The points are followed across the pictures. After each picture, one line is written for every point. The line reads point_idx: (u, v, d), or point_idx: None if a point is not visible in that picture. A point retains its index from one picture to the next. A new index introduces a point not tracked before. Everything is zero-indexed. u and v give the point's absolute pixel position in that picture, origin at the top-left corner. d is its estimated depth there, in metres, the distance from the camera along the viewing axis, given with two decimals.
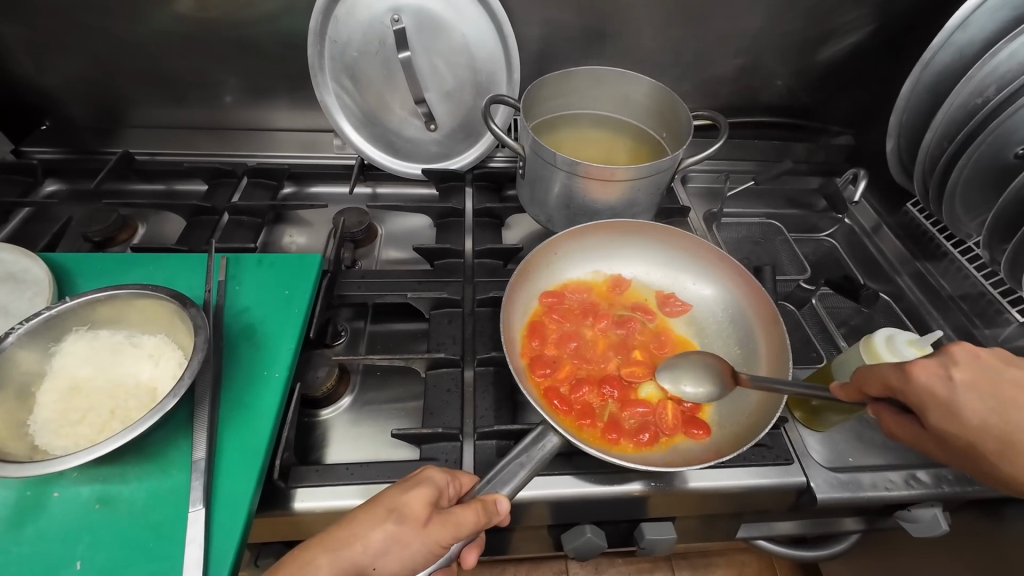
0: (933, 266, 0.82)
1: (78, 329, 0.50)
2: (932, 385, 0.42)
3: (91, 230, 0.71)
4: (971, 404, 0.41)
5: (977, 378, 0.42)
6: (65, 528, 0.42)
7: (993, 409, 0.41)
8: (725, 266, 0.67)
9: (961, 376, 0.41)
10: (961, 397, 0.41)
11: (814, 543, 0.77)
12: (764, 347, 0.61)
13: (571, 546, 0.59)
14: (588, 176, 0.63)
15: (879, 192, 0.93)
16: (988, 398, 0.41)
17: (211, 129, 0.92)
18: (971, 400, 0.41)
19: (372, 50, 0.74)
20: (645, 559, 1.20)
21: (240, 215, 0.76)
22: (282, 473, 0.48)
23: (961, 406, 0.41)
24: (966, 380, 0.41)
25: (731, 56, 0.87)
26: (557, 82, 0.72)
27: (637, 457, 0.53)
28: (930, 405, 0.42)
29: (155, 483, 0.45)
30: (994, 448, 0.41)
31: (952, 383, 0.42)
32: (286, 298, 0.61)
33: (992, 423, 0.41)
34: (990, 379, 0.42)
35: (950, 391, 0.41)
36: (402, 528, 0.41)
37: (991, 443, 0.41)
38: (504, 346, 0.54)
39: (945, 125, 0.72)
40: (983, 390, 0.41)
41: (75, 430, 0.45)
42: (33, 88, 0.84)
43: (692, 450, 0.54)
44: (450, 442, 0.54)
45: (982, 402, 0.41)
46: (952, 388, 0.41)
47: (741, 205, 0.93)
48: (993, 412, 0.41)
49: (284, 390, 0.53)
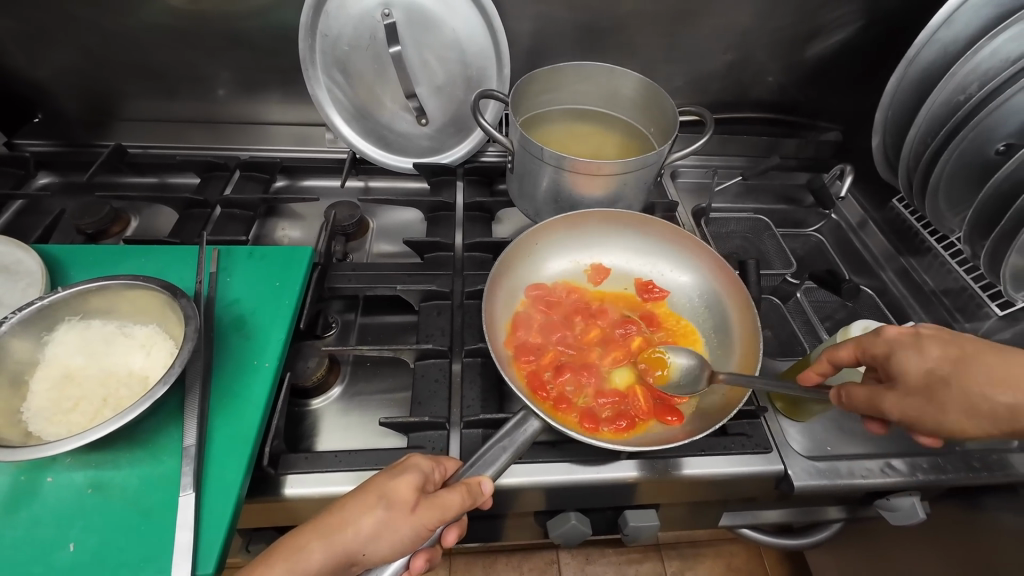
0: (917, 261, 0.84)
1: (69, 320, 0.51)
2: (901, 355, 0.45)
3: (83, 223, 0.71)
4: (941, 370, 0.43)
5: (927, 335, 0.44)
6: (58, 512, 0.43)
7: (932, 353, 0.43)
8: (704, 255, 0.68)
9: (900, 330, 0.46)
10: (896, 344, 0.45)
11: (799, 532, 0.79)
12: (738, 332, 0.63)
13: (557, 533, 0.60)
14: (574, 170, 0.65)
15: (865, 188, 0.94)
16: (930, 345, 0.44)
17: (204, 122, 0.92)
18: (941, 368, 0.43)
19: (364, 45, 0.75)
20: (635, 550, 1.23)
21: (232, 208, 0.77)
22: (271, 461, 0.49)
23: (895, 352, 0.45)
24: (907, 334, 0.46)
25: (721, 52, 0.88)
26: (547, 76, 0.73)
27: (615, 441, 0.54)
28: (899, 375, 0.44)
29: (146, 469, 0.45)
30: (916, 382, 0.43)
31: (921, 353, 0.44)
32: (277, 289, 0.62)
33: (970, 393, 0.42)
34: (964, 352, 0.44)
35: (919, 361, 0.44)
36: (391, 514, 0.42)
37: (918, 379, 0.43)
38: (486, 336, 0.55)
39: (930, 122, 0.73)
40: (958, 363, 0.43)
41: (67, 417, 0.46)
42: (25, 80, 0.84)
43: (666, 434, 0.55)
44: (438, 431, 0.55)
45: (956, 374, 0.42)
46: (890, 340, 0.46)
47: (730, 200, 0.94)
48: (929, 352, 0.43)
49: (274, 378, 0.53)
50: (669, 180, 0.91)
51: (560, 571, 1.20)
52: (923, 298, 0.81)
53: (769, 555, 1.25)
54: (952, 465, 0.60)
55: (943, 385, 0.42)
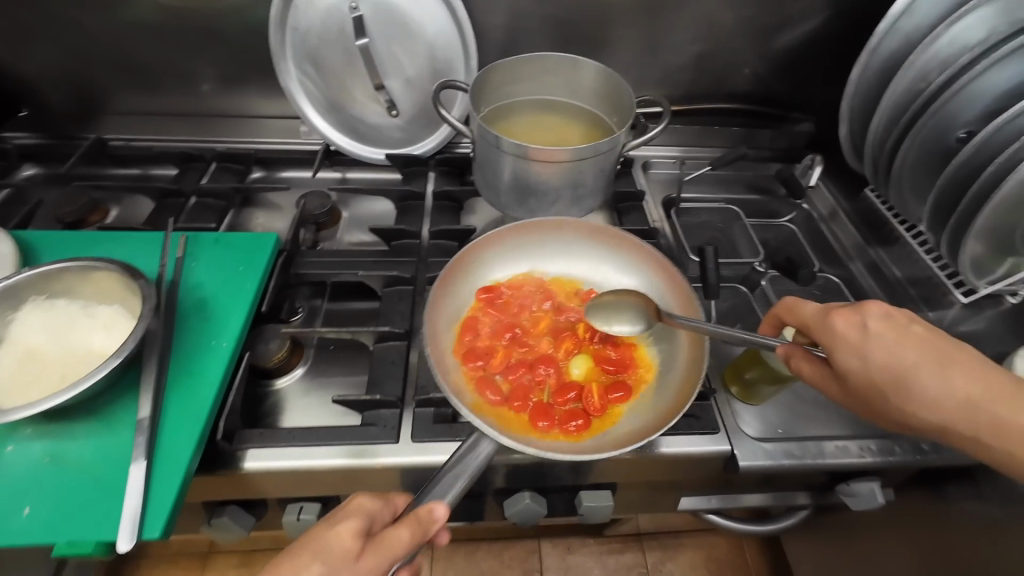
0: (886, 251, 0.84)
1: (34, 299, 0.54)
2: (849, 332, 0.49)
3: (63, 212, 0.74)
4: (879, 347, 0.47)
5: (890, 328, 0.48)
6: (15, 479, 0.45)
7: (898, 353, 0.47)
8: (642, 254, 0.70)
9: (873, 325, 0.48)
10: (869, 342, 0.48)
11: (770, 518, 0.79)
12: (683, 324, 0.64)
13: (511, 512, 0.61)
14: (532, 158, 0.66)
15: (836, 177, 0.94)
16: (895, 345, 0.47)
17: (184, 115, 0.94)
18: (878, 344, 0.47)
19: (333, 38, 0.77)
20: (615, 540, 1.24)
21: (206, 198, 0.79)
22: (225, 435, 0.52)
23: (867, 350, 0.48)
24: (876, 330, 0.48)
25: (690, 43, 0.89)
26: (510, 67, 0.75)
27: (562, 445, 0.54)
28: (842, 349, 0.49)
29: (101, 439, 0.48)
30: (890, 383, 0.47)
31: (865, 331, 0.48)
32: (240, 274, 0.64)
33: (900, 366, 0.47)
34: (901, 330, 0.48)
35: (862, 338, 0.48)
36: (331, 565, 0.40)
37: (889, 379, 0.47)
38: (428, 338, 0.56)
39: (892, 108, 0.73)
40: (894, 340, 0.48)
41: (27, 390, 0.48)
42: (11, 75, 0.87)
43: (618, 432, 0.56)
44: (391, 410, 0.57)
45: (891, 349, 0.47)
46: (864, 335, 0.48)
47: (702, 190, 0.94)
48: (895, 353, 0.47)
49: (230, 359, 0.56)
50: (639, 171, 0.92)
51: (540, 561, 1.21)
52: (891, 289, 0.81)
53: (750, 547, 1.26)
54: (901, 448, 0.61)
55: (913, 385, 0.47)
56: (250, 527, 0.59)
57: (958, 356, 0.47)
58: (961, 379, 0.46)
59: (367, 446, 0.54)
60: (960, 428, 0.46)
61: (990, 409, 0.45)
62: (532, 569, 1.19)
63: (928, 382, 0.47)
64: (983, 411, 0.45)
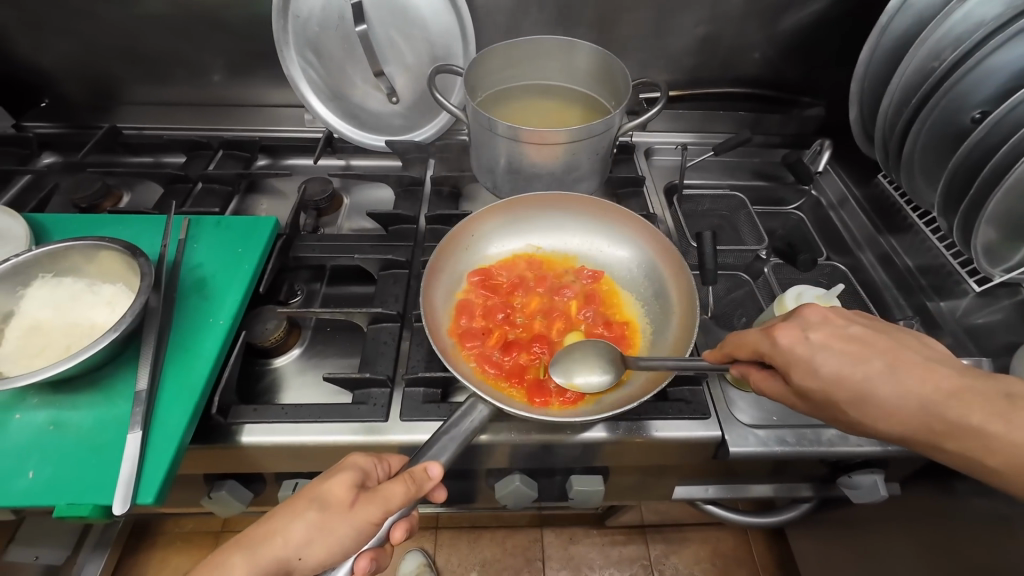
0: (898, 239, 0.81)
1: (41, 277, 0.57)
2: (795, 347, 0.45)
3: (77, 197, 0.77)
4: (826, 362, 0.44)
5: (834, 337, 0.45)
6: (22, 443, 0.49)
7: (848, 363, 0.44)
8: (632, 225, 0.71)
9: (816, 337, 0.45)
10: (817, 356, 0.44)
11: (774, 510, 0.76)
12: (675, 293, 0.65)
13: (502, 493, 0.62)
14: (525, 141, 0.66)
15: (847, 164, 0.92)
16: (845, 356, 0.44)
17: (194, 105, 0.96)
18: (826, 358, 0.44)
19: (332, 26, 0.78)
20: (619, 532, 1.23)
21: (212, 183, 0.81)
22: (220, 409, 0.54)
23: (817, 364, 0.44)
24: (821, 340, 0.45)
25: (693, 26, 0.87)
26: (506, 51, 0.75)
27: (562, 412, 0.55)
28: (793, 366, 0.45)
29: (102, 411, 0.51)
30: (844, 396, 0.44)
31: (809, 344, 0.45)
32: (238, 255, 0.66)
33: (850, 378, 0.44)
34: (845, 337, 0.45)
35: (809, 352, 0.45)
36: (325, 515, 0.42)
37: (844, 393, 0.44)
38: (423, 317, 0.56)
39: (903, 91, 0.70)
40: (841, 349, 0.44)
41: (33, 362, 0.51)
42: (30, 67, 0.90)
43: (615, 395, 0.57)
44: (381, 389, 0.57)
45: (838, 360, 0.44)
46: (810, 348, 0.45)
47: (706, 177, 0.93)
48: (845, 365, 0.44)
49: (226, 335, 0.58)
50: (641, 158, 0.91)
51: (543, 550, 1.21)
52: (901, 281, 0.77)
53: (757, 542, 1.24)
54: None
55: (869, 397, 0.44)
56: (248, 502, 0.61)
57: (909, 355, 0.44)
58: (918, 382, 0.43)
59: (371, 424, 0.55)
60: (925, 435, 0.43)
61: (955, 412, 0.41)
62: (534, 558, 1.20)
63: (883, 392, 0.43)
64: (946, 415, 0.42)
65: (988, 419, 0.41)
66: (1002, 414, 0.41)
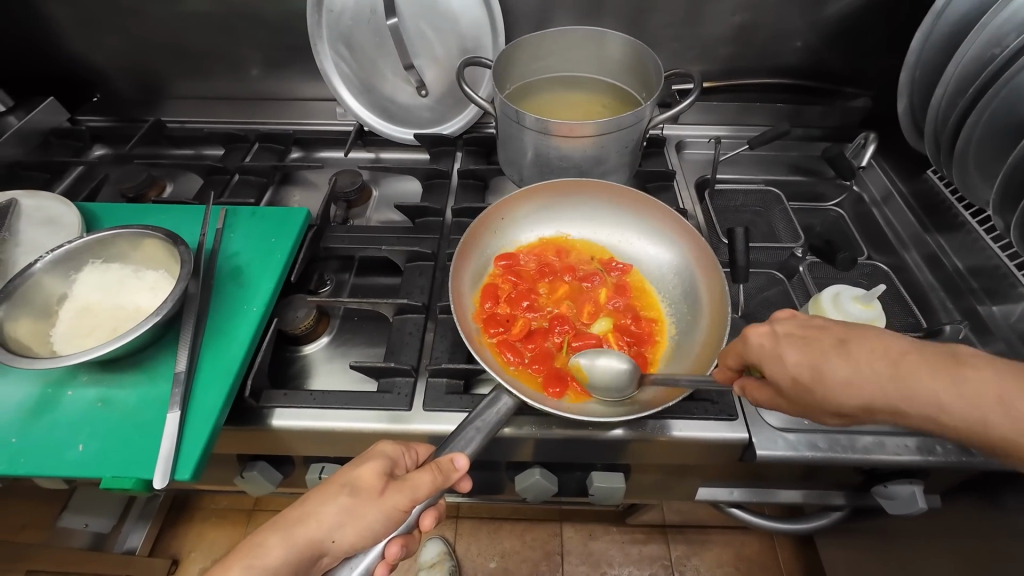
0: (947, 239, 0.75)
1: (92, 263, 0.60)
2: (761, 341, 0.44)
3: (125, 187, 0.81)
4: (793, 352, 0.42)
5: (798, 327, 0.43)
6: (73, 418, 0.52)
7: (816, 356, 0.41)
8: (663, 219, 0.70)
9: (782, 329, 0.44)
10: (784, 350, 0.42)
11: (803, 517, 0.74)
12: (704, 288, 0.64)
13: (521, 486, 0.62)
14: (553, 133, 0.65)
15: (893, 158, 0.87)
16: (813, 348, 0.42)
17: (232, 99, 0.99)
18: (792, 348, 0.42)
19: (365, 21, 0.79)
20: (640, 530, 1.22)
21: (248, 175, 0.84)
22: (253, 393, 0.56)
23: (785, 359, 0.42)
24: (787, 334, 0.43)
25: (730, 13, 0.84)
26: (536, 43, 0.74)
27: (587, 403, 0.55)
28: (765, 360, 0.44)
29: (145, 390, 0.54)
30: (819, 392, 0.41)
31: (775, 336, 0.43)
32: (272, 244, 0.68)
33: (819, 367, 0.41)
34: (813, 330, 0.43)
35: (775, 344, 0.43)
36: (356, 500, 0.44)
37: (816, 388, 0.42)
38: (451, 300, 0.56)
39: (959, 79, 0.65)
40: (808, 339, 0.42)
41: (83, 342, 0.54)
42: (84, 64, 0.95)
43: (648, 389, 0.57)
44: (405, 378, 0.58)
45: (804, 349, 0.42)
46: (775, 341, 0.43)
47: (739, 171, 0.89)
48: (814, 359, 0.41)
49: (260, 321, 0.60)
50: (671, 151, 0.89)
51: (562, 544, 1.21)
52: (949, 284, 0.73)
53: (783, 549, 1.20)
54: (943, 449, 0.56)
55: (842, 390, 0.41)
56: (278, 483, 0.63)
57: (877, 337, 0.41)
58: (887, 367, 0.39)
59: (395, 412, 0.56)
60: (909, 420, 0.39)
61: (927, 392, 0.38)
62: (553, 551, 1.20)
63: (853, 381, 0.40)
64: (920, 397, 0.38)
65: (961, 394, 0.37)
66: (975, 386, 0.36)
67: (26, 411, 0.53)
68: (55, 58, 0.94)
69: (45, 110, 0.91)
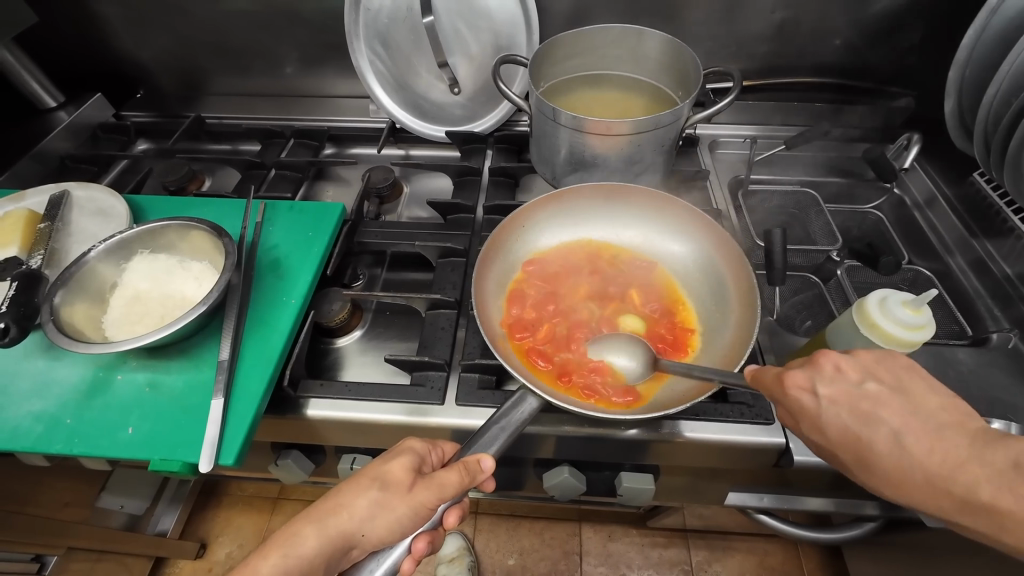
0: (995, 245, 0.72)
1: (142, 252, 0.63)
2: (800, 398, 0.41)
3: (168, 179, 0.83)
4: (833, 419, 0.40)
5: (841, 393, 0.40)
6: (124, 400, 0.54)
7: (853, 423, 0.39)
8: (691, 218, 0.68)
9: (825, 392, 0.40)
10: (823, 412, 0.40)
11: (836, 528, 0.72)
12: (733, 288, 0.63)
13: (550, 484, 0.62)
14: (588, 131, 0.65)
15: (938, 160, 0.83)
16: (854, 413, 0.39)
17: (269, 95, 1.02)
18: (833, 415, 0.40)
19: (401, 18, 0.81)
20: (659, 534, 1.21)
21: (284, 170, 0.85)
22: (291, 382, 0.57)
23: (823, 421, 0.40)
24: (830, 397, 0.40)
25: (770, 11, 0.82)
26: (572, 41, 0.74)
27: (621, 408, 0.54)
28: (801, 421, 0.42)
29: (190, 376, 0.56)
30: (849, 458, 0.41)
31: (816, 398, 0.40)
32: (310, 239, 0.70)
33: (852, 437, 0.40)
34: (854, 394, 0.40)
35: (815, 405, 0.40)
36: (387, 495, 0.44)
37: (848, 453, 0.40)
38: (475, 304, 0.56)
39: (1013, 79, 0.62)
40: (845, 404, 0.40)
41: (134, 327, 0.57)
42: (130, 60, 0.99)
43: (681, 389, 0.56)
44: (438, 372, 0.59)
45: (839, 417, 0.40)
46: (815, 403, 0.40)
47: (774, 172, 0.88)
48: (851, 427, 0.40)
49: (298, 313, 0.62)
50: (705, 151, 0.87)
51: (581, 544, 1.20)
52: (997, 290, 0.69)
53: (808, 560, 1.17)
54: None
55: (871, 457, 0.39)
56: (310, 471, 0.65)
57: (920, 420, 0.38)
58: (925, 449, 0.37)
59: (424, 405, 0.57)
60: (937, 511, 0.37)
61: (961, 490, 0.36)
62: (571, 551, 1.20)
63: (884, 457, 0.39)
64: (958, 490, 0.36)
65: (999, 496, 0.34)
66: (1015, 488, 0.34)
67: (80, 393, 0.55)
68: (104, 55, 0.98)
69: (93, 106, 0.95)
